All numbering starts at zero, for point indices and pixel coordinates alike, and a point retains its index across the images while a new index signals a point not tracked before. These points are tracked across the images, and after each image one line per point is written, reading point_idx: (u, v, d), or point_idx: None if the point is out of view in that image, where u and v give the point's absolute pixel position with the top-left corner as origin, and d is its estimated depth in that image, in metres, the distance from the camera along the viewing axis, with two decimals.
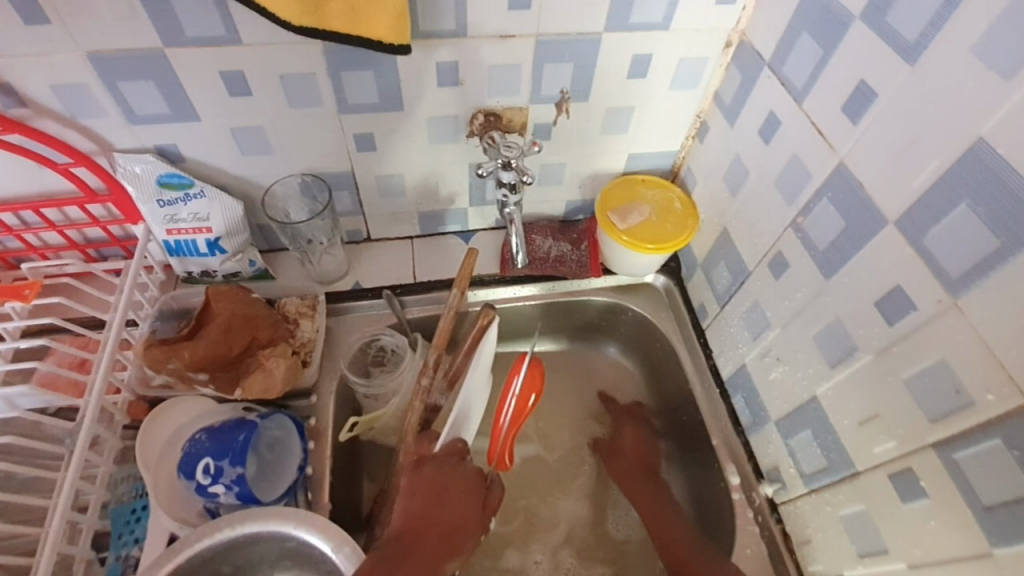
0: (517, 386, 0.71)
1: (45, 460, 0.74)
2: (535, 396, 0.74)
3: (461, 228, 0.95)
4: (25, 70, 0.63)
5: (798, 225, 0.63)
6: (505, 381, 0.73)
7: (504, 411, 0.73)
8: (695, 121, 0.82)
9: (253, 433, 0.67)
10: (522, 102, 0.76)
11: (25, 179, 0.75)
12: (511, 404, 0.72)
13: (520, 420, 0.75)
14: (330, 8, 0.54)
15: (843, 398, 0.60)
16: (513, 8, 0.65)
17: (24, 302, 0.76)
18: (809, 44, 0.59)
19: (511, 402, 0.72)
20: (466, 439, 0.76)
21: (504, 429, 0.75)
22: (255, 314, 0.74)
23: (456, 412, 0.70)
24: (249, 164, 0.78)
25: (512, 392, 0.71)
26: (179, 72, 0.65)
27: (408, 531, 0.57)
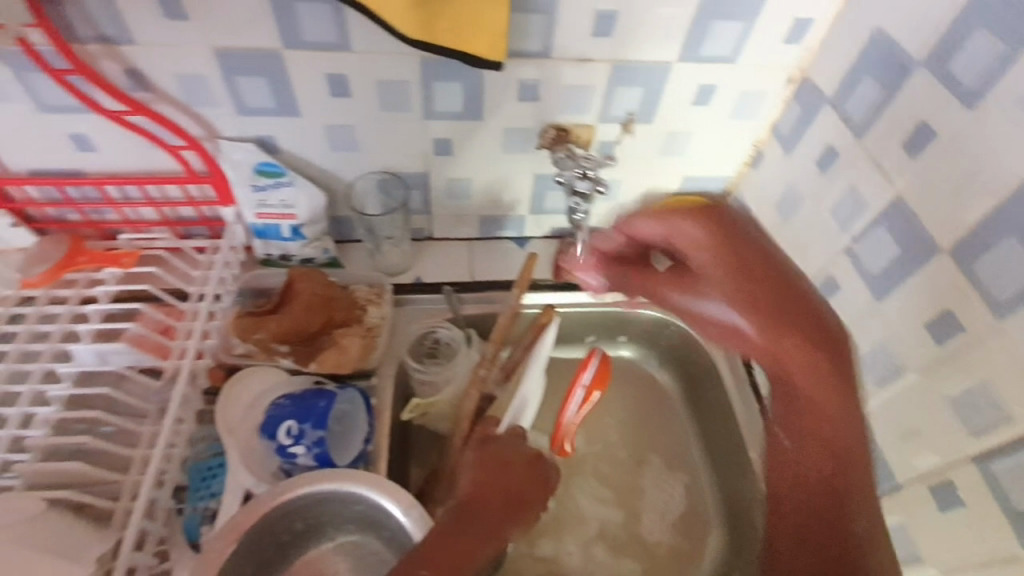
0: (586, 378, 0.84)
1: (129, 414, 0.80)
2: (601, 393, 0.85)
3: (517, 234, 1.01)
4: (160, 61, 0.70)
5: (851, 250, 0.68)
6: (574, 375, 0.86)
7: (571, 400, 0.85)
8: (751, 150, 0.87)
9: (332, 401, 0.75)
10: (590, 121, 0.82)
11: (136, 158, 0.83)
12: (579, 394, 0.84)
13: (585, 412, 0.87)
14: (440, 26, 0.61)
15: (886, 414, 0.64)
16: (597, 34, 0.71)
17: (122, 268, 0.89)
18: (871, 85, 0.65)
19: (579, 392, 0.84)
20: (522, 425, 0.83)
21: (569, 417, 0.86)
22: (333, 296, 0.81)
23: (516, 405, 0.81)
24: (336, 159, 0.85)
25: (583, 382, 0.83)
26: (291, 71, 0.73)
27: (478, 493, 0.60)
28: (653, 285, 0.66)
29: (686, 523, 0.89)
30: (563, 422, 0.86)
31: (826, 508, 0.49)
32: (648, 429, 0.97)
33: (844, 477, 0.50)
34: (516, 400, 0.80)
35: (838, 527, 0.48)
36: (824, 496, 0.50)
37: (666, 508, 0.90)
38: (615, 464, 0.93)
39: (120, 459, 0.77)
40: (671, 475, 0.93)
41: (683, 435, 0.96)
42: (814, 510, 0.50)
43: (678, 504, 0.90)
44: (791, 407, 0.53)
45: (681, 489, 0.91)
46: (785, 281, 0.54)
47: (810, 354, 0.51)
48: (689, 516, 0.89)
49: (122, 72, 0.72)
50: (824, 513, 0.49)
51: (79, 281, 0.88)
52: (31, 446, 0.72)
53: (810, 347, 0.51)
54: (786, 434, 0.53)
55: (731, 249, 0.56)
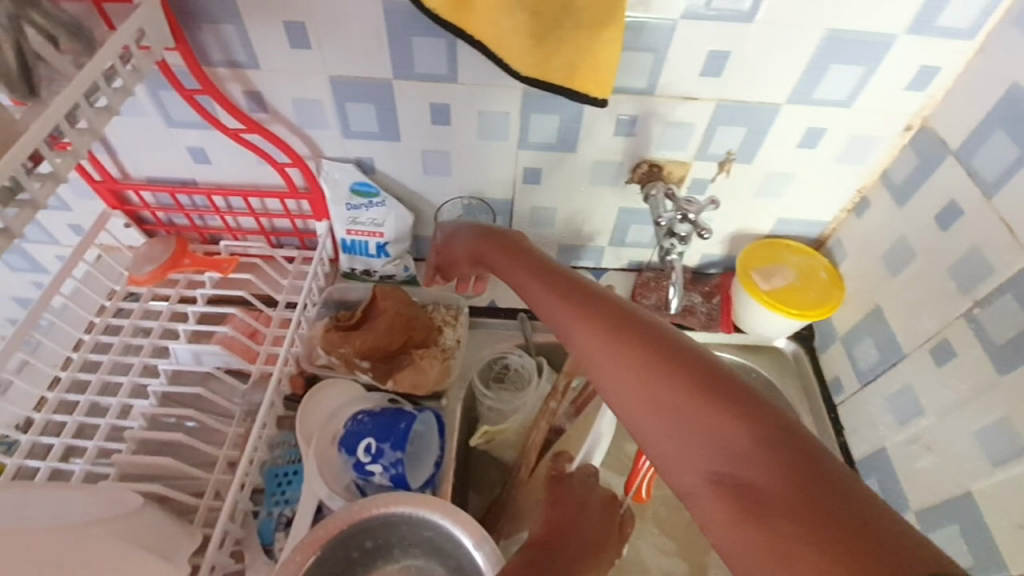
0: None
1: (215, 413, 0.84)
2: None
3: (593, 265, 0.99)
4: (279, 84, 0.75)
5: (972, 315, 0.63)
6: None
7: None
8: (853, 196, 0.82)
9: (413, 422, 0.74)
10: (686, 158, 0.80)
11: (244, 171, 0.88)
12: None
13: None
14: (554, 64, 0.62)
15: (1004, 499, 0.59)
16: (704, 75, 0.70)
17: (222, 272, 0.94)
18: (1004, 141, 0.60)
19: None
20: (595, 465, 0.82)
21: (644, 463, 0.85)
22: (415, 316, 0.83)
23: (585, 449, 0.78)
24: (428, 182, 0.87)
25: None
26: (397, 99, 0.75)
27: (553, 538, 0.55)
28: (531, 291, 0.59)
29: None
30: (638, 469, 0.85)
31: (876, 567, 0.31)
32: None
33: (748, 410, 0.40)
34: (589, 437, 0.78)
35: (867, 513, 0.34)
36: (792, 484, 0.36)
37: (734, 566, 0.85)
38: (680, 512, 0.89)
39: (205, 456, 0.80)
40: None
41: None
42: (779, 466, 0.37)
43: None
44: (654, 393, 0.43)
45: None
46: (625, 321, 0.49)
47: (620, 351, 0.47)
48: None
49: (244, 94, 0.76)
50: (845, 507, 0.34)
51: (180, 282, 0.95)
52: (129, 437, 0.77)
53: (657, 350, 0.45)
54: (688, 407, 0.41)
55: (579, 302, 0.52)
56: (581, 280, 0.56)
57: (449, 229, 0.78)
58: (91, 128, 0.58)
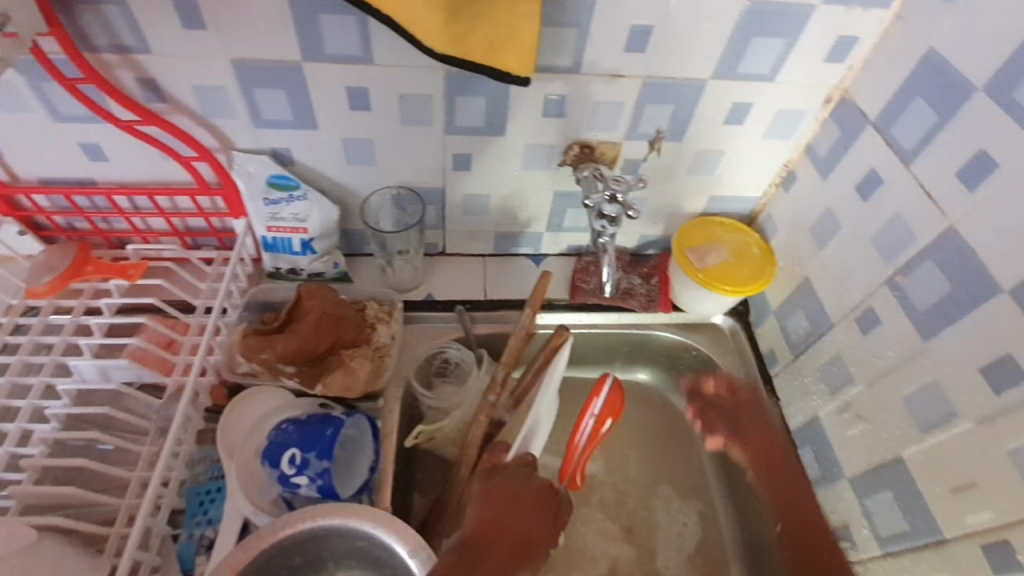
0: (597, 407, 0.74)
1: (128, 432, 0.77)
2: (612, 420, 0.75)
3: (533, 251, 0.97)
4: (174, 70, 0.68)
5: (895, 282, 0.64)
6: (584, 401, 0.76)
7: (581, 432, 0.75)
8: (781, 170, 0.82)
9: (341, 429, 0.69)
10: (618, 138, 0.78)
11: (147, 167, 0.80)
12: (588, 426, 0.75)
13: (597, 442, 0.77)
14: (471, 41, 0.58)
15: (934, 463, 0.60)
16: (630, 50, 0.68)
17: (129, 280, 0.84)
18: (922, 108, 0.61)
19: (589, 422, 0.74)
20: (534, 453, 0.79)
21: (579, 448, 0.77)
22: (343, 314, 0.78)
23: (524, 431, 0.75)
24: (352, 172, 0.82)
25: (592, 409, 0.74)
26: (309, 82, 0.70)
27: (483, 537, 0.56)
28: None
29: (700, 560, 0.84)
30: (574, 452, 0.77)
31: None
32: (665, 460, 0.92)
33: None
34: (526, 422, 0.75)
35: None
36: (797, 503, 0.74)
37: (679, 543, 0.86)
38: (628, 496, 0.89)
39: (118, 480, 0.73)
40: (682, 507, 0.88)
41: (703, 469, 0.92)
42: None
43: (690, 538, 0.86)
44: None
45: (693, 520, 0.87)
46: None
47: None
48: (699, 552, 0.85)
49: (138, 82, 0.69)
50: None
51: (85, 291, 0.86)
52: (27, 467, 0.69)
53: None
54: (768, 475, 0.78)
55: None
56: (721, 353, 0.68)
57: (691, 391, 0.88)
58: None
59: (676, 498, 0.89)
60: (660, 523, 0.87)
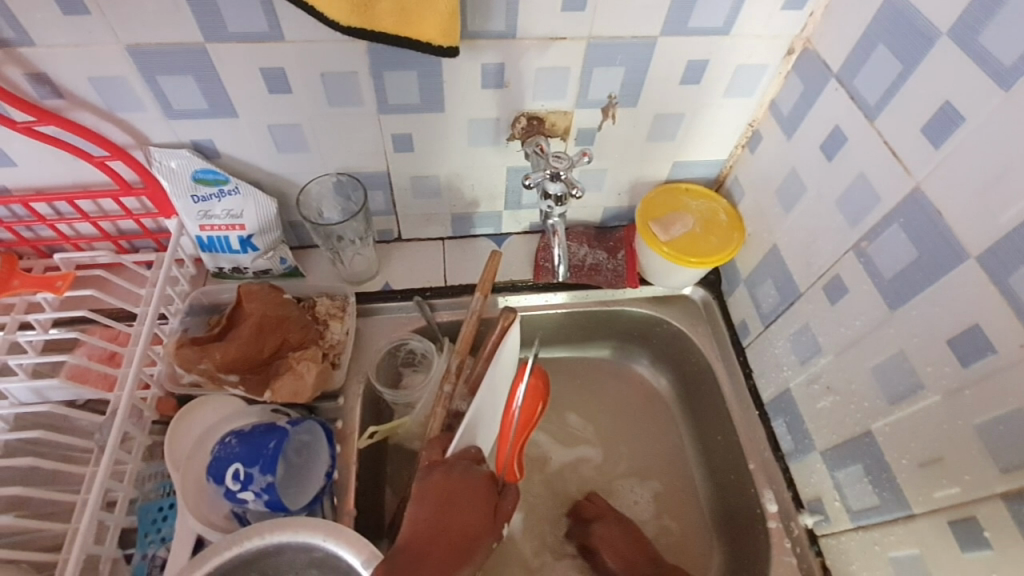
0: (520, 395, 0.70)
1: (73, 452, 0.73)
2: (541, 404, 0.74)
3: (493, 231, 0.92)
4: (63, 61, 0.61)
5: (860, 249, 0.60)
6: (510, 391, 0.72)
7: (510, 425, 0.71)
8: (746, 130, 0.77)
9: (285, 439, 0.66)
10: (567, 106, 0.72)
11: (59, 170, 0.74)
12: (517, 418, 0.71)
13: (528, 430, 0.74)
14: (380, 9, 0.52)
15: (902, 436, 0.58)
16: (567, 10, 0.61)
17: (55, 293, 0.78)
18: (884, 57, 0.55)
19: (516, 413, 0.71)
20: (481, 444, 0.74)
21: (512, 436, 0.72)
22: (286, 316, 0.73)
23: (470, 416, 0.66)
24: (285, 161, 0.76)
25: (516, 403, 0.70)
26: (218, 67, 0.64)
27: (418, 541, 0.56)
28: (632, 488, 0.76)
29: (671, 523, 0.84)
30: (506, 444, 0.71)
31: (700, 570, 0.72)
32: (640, 436, 0.90)
33: None
34: (470, 407, 0.66)
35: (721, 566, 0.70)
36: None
37: (642, 518, 0.84)
38: (603, 475, 0.87)
39: (66, 503, 0.70)
40: (641, 483, 0.87)
41: (679, 446, 0.89)
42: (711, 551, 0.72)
43: (646, 513, 0.85)
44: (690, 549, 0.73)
45: (661, 501, 0.85)
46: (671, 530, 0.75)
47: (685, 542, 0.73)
48: (663, 519, 0.84)
49: (27, 78, 0.63)
50: None
51: (15, 306, 0.79)
52: None
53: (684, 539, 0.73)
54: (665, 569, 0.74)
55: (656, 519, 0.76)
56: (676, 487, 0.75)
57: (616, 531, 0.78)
58: None
59: (638, 480, 0.87)
60: (621, 504, 0.85)
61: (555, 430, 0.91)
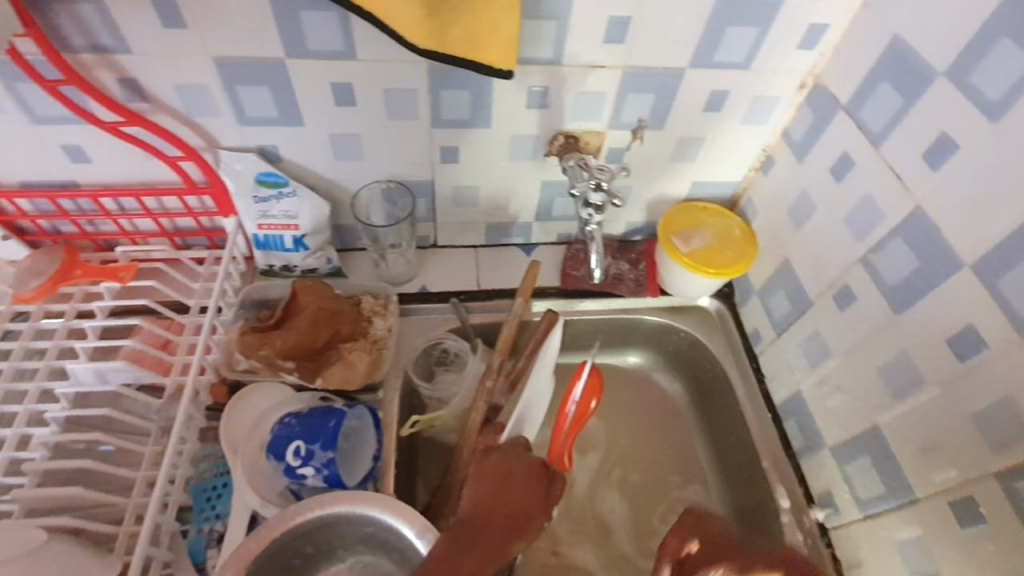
0: (579, 391, 0.77)
1: (130, 433, 0.78)
2: (596, 400, 0.80)
3: (523, 241, 0.99)
4: (155, 70, 0.68)
5: (868, 260, 0.68)
6: (567, 387, 0.79)
7: (566, 418, 0.79)
8: (761, 154, 0.85)
9: (343, 420, 0.71)
10: (601, 127, 0.80)
11: (132, 168, 0.80)
12: (573, 414, 0.79)
13: (582, 422, 0.81)
14: (452, 35, 0.60)
15: (905, 428, 0.64)
16: (608, 41, 0.69)
17: (120, 282, 0.85)
18: (887, 92, 0.64)
19: (573, 406, 0.78)
20: (529, 436, 0.81)
21: (566, 428, 0.80)
22: (338, 309, 0.80)
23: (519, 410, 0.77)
24: (341, 168, 0.83)
25: (574, 397, 0.78)
26: (294, 80, 0.71)
27: (478, 515, 0.60)
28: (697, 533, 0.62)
29: (684, 515, 0.89)
30: (563, 434, 0.79)
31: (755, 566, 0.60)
32: (655, 436, 0.96)
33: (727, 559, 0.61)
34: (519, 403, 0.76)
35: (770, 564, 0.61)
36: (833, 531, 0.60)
37: (621, 510, 0.89)
38: (619, 474, 0.92)
39: (124, 480, 0.75)
40: (656, 481, 0.92)
41: (691, 446, 0.95)
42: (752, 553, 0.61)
43: (661, 503, 0.90)
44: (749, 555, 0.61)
45: (675, 496, 0.90)
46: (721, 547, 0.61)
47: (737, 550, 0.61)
48: (676, 511, 0.89)
49: (117, 81, 0.69)
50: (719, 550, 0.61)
51: (74, 294, 0.86)
52: (29, 470, 0.70)
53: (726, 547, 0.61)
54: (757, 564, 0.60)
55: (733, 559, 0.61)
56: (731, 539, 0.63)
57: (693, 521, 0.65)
58: None
59: (653, 478, 0.92)
60: (603, 495, 0.90)
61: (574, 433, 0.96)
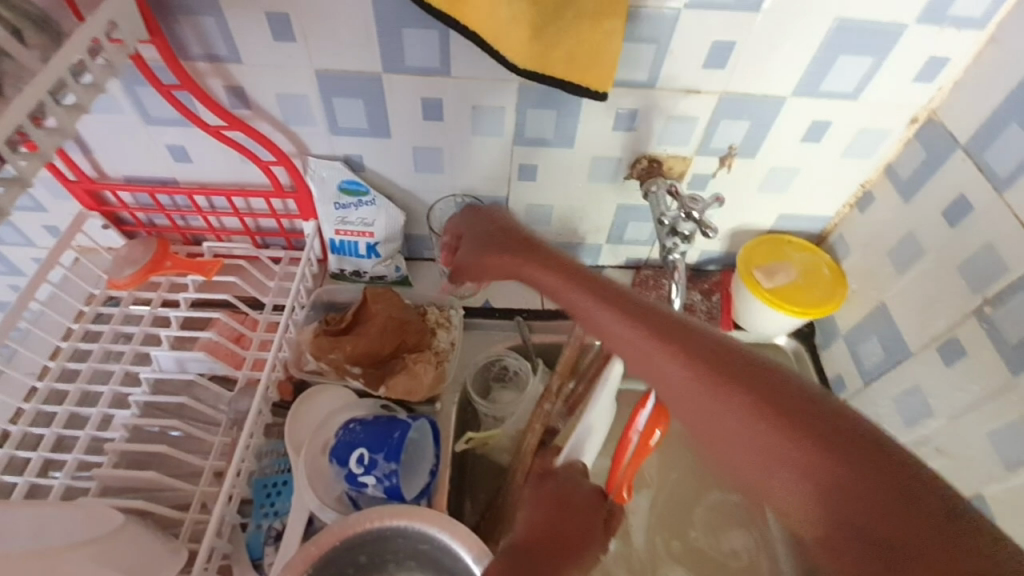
0: (642, 419, 0.74)
1: (200, 422, 0.81)
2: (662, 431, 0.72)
3: (591, 263, 0.97)
4: (261, 78, 0.71)
5: (983, 314, 0.62)
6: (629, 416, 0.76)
7: (626, 449, 0.75)
8: (857, 190, 0.80)
9: (407, 432, 0.71)
10: (687, 152, 0.77)
11: (226, 169, 0.84)
12: (634, 445, 0.74)
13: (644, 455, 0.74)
14: (553, 57, 0.59)
15: None
16: (708, 66, 0.67)
17: (205, 276, 0.89)
18: (1019, 135, 0.58)
19: (635, 435, 0.74)
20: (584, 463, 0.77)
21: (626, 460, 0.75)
22: (407, 319, 0.80)
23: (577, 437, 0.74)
24: (420, 180, 0.84)
25: (636, 425, 0.74)
26: (387, 93, 0.72)
27: (534, 543, 0.54)
28: (655, 368, 0.47)
29: (742, 565, 0.85)
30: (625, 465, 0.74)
31: (755, 385, 0.42)
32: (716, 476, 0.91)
33: (733, 370, 0.44)
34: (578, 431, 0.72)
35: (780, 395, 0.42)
36: (863, 489, 0.35)
37: (676, 549, 0.86)
38: (674, 511, 0.89)
39: (192, 467, 0.78)
40: (715, 523, 0.88)
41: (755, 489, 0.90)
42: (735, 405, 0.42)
43: (719, 549, 0.86)
44: (708, 398, 0.43)
45: (735, 540, 0.86)
46: (726, 373, 0.44)
47: (716, 393, 0.43)
48: (736, 559, 0.85)
49: (225, 89, 0.73)
50: (776, 395, 0.41)
51: (162, 284, 0.90)
52: (110, 451, 0.74)
53: (774, 400, 0.41)
54: (718, 403, 0.43)
55: (680, 344, 0.47)
56: (675, 318, 0.50)
57: (470, 216, 0.83)
58: (60, 127, 0.55)
59: (711, 520, 0.88)
60: (658, 533, 0.87)
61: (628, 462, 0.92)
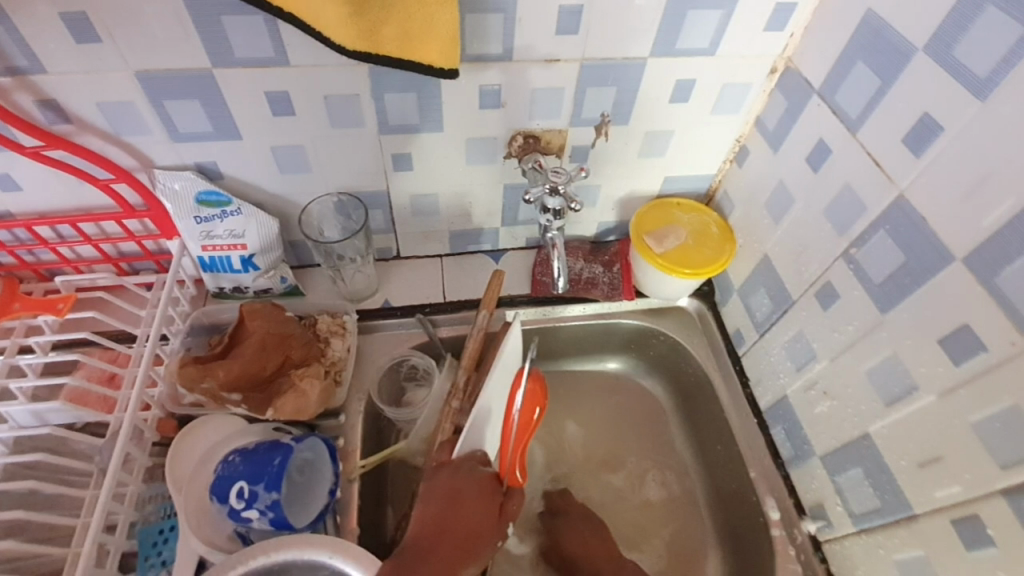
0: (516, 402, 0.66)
1: (72, 476, 0.73)
2: (540, 410, 0.69)
3: (491, 247, 0.93)
4: (73, 88, 0.63)
5: (850, 255, 0.63)
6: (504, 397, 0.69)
7: (510, 430, 0.66)
8: (734, 145, 0.80)
9: (290, 456, 0.66)
10: (562, 125, 0.75)
11: (63, 194, 0.75)
12: (516, 425, 0.66)
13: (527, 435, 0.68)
14: (384, 35, 0.54)
15: (900, 438, 0.59)
16: (561, 33, 0.64)
17: (58, 314, 0.79)
18: (864, 73, 0.58)
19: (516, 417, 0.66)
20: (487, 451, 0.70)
21: (511, 443, 0.66)
22: (290, 333, 0.75)
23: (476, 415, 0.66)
24: (287, 181, 0.78)
25: (514, 408, 0.66)
26: (224, 90, 0.65)
27: (425, 540, 0.60)
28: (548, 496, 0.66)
29: (666, 532, 0.84)
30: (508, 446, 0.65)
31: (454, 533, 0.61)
32: (638, 446, 0.91)
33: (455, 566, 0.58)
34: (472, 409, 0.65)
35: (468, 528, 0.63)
36: None
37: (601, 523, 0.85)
38: (597, 485, 0.88)
39: (66, 527, 0.70)
40: (638, 491, 0.88)
41: (677, 455, 0.90)
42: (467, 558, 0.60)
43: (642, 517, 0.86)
44: None
45: (658, 506, 0.86)
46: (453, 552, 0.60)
47: None
48: (660, 524, 0.85)
49: (36, 103, 0.64)
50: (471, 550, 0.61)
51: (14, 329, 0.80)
52: None
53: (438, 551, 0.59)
54: None
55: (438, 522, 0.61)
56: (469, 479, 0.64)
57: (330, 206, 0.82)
58: None
59: (634, 489, 0.88)
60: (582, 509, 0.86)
61: (551, 445, 0.91)
